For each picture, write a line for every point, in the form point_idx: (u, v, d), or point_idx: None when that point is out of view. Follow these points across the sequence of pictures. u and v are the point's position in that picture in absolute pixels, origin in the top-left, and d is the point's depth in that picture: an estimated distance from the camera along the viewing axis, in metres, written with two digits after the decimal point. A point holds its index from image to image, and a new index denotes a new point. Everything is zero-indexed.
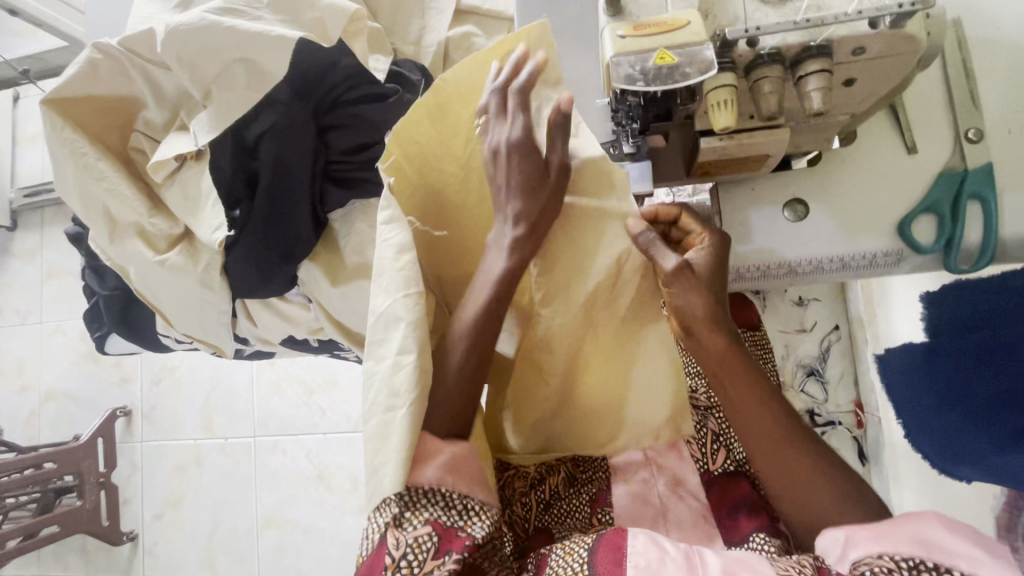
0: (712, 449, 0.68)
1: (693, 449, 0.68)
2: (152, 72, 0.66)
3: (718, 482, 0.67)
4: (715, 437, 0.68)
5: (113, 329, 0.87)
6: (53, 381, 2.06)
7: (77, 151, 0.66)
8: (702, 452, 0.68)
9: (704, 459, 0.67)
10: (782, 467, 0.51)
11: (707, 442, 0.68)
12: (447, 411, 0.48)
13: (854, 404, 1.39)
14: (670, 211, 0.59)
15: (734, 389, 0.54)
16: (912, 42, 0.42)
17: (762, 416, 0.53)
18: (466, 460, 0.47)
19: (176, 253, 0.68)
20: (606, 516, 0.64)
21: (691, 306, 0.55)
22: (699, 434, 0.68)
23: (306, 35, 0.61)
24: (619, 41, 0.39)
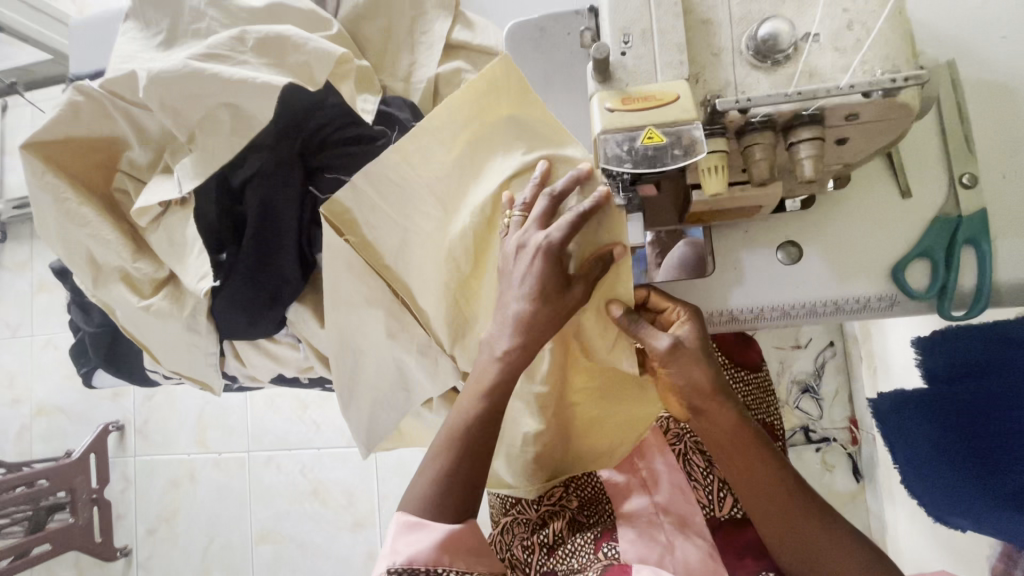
0: (719, 495, 0.72)
1: (699, 494, 0.73)
2: (135, 114, 0.65)
3: (725, 526, 0.71)
4: (721, 484, 0.72)
5: (100, 365, 0.86)
6: (45, 395, 2.04)
7: (59, 196, 0.65)
8: (708, 498, 0.72)
9: (710, 505, 0.72)
10: (792, 537, 0.55)
11: (714, 488, 0.72)
12: (451, 500, 0.52)
13: (849, 420, 1.39)
14: (641, 294, 0.60)
15: (740, 471, 0.56)
16: (905, 111, 0.41)
17: (770, 492, 0.55)
18: (463, 538, 0.51)
19: (161, 299, 0.68)
20: (611, 549, 0.66)
21: (694, 384, 0.54)
22: (706, 481, 0.73)
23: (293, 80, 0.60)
24: (607, 115, 0.38)
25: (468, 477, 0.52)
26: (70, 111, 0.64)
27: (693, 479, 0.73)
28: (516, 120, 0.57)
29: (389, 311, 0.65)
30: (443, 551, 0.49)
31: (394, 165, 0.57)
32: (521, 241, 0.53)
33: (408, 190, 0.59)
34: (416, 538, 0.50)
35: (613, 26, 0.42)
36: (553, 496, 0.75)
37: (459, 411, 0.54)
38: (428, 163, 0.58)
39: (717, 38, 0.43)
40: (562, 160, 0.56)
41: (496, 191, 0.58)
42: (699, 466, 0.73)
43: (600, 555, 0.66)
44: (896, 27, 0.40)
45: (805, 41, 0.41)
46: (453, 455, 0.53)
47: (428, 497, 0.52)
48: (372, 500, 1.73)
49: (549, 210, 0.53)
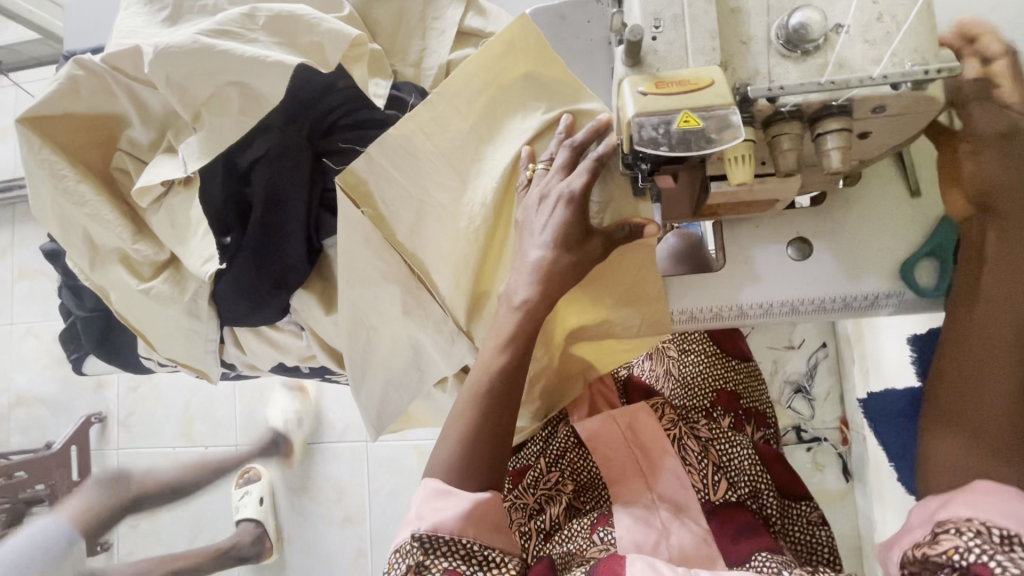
0: (714, 480, 0.72)
1: (694, 479, 0.73)
2: (138, 91, 0.63)
3: (719, 510, 0.70)
4: (716, 469, 0.73)
5: (92, 352, 0.84)
6: (24, 385, 1.98)
7: (56, 173, 0.63)
8: (702, 482, 0.72)
9: (705, 489, 0.72)
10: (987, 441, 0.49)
11: (708, 473, 0.73)
12: (470, 443, 0.53)
13: (840, 420, 1.40)
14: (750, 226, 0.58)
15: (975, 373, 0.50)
16: (930, 105, 0.42)
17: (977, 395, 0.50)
18: (489, 512, 0.51)
19: (162, 282, 0.65)
20: (607, 535, 0.67)
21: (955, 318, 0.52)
22: (700, 464, 0.73)
23: (305, 60, 0.59)
24: (641, 99, 0.38)
25: (495, 428, 0.53)
26: (70, 85, 0.61)
27: (687, 464, 0.74)
28: (535, 79, 0.57)
29: (400, 299, 0.64)
30: (467, 523, 0.50)
31: (410, 135, 0.57)
32: (544, 191, 0.54)
33: (426, 157, 0.59)
34: (443, 505, 0.50)
35: (644, 10, 0.42)
36: (551, 481, 0.76)
37: (482, 364, 0.56)
38: (446, 129, 0.58)
39: (746, 25, 0.42)
40: (584, 114, 0.57)
41: (516, 149, 0.58)
42: (693, 450, 0.74)
43: (595, 539, 0.67)
44: (926, 19, 0.40)
45: (835, 32, 0.41)
46: (475, 397, 0.54)
47: (457, 451, 0.53)
48: (363, 495, 1.71)
49: (571, 160, 0.54)
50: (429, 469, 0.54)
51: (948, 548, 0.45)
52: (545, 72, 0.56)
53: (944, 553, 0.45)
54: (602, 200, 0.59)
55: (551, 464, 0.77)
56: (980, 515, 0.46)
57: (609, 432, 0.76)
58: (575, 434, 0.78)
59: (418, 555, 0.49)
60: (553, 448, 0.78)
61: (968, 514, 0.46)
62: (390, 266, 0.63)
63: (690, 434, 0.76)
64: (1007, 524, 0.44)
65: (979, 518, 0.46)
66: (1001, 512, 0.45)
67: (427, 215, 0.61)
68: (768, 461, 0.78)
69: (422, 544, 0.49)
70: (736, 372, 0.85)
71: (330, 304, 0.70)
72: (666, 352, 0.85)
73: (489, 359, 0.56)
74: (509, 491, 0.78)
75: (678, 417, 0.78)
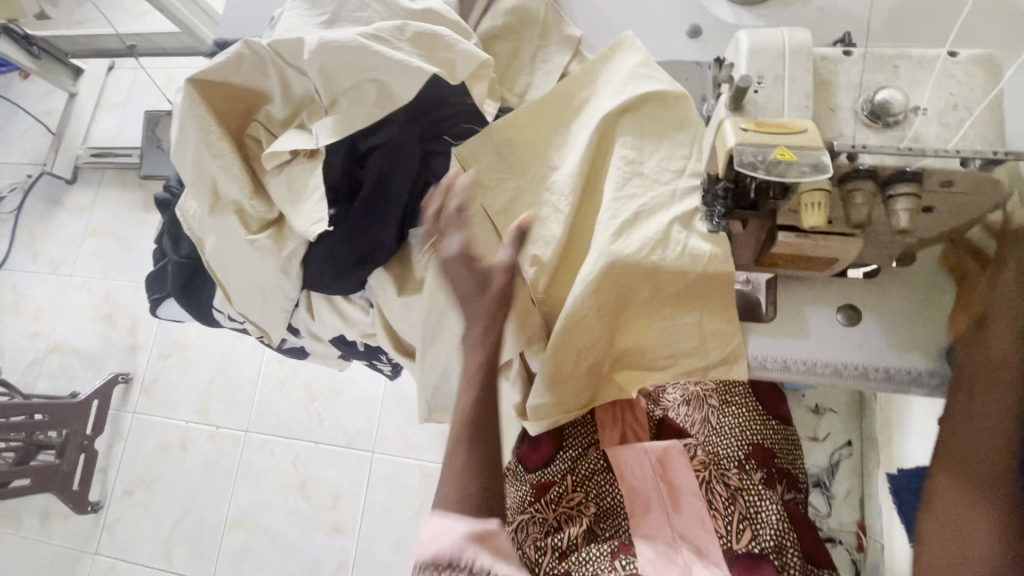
0: (737, 528, 0.73)
1: (717, 524, 0.74)
2: (289, 75, 0.74)
3: (742, 560, 0.71)
4: (741, 517, 0.73)
5: (173, 296, 0.92)
6: (65, 334, 2.07)
7: (203, 127, 0.73)
8: (726, 529, 0.73)
9: (728, 536, 0.73)
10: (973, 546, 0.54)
11: (733, 520, 0.73)
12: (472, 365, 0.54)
13: (857, 525, 1.35)
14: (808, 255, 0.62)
15: (972, 464, 0.57)
16: (993, 186, 0.47)
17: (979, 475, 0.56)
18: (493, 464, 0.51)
19: (266, 237, 0.73)
20: (629, 563, 0.68)
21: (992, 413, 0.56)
22: (726, 512, 0.74)
23: (439, 71, 0.69)
24: (742, 133, 0.44)
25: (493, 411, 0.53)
26: (236, 59, 0.73)
27: (712, 508, 0.75)
28: (634, 73, 0.73)
29: None
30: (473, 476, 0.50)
31: (520, 120, 0.74)
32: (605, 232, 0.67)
33: (528, 141, 0.74)
34: (453, 463, 0.51)
35: (748, 67, 0.49)
36: (572, 501, 0.78)
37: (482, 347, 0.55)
38: (552, 118, 0.75)
39: (835, 96, 0.49)
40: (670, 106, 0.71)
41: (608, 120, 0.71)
42: (720, 495, 0.75)
43: (617, 565, 0.68)
44: (993, 116, 0.47)
45: (913, 112, 0.48)
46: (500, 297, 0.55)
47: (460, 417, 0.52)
48: (358, 507, 1.70)
49: None
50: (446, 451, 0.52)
51: None
52: (646, 77, 0.73)
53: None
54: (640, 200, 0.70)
55: (576, 484, 0.79)
56: None
57: (638, 460, 0.78)
58: (604, 459, 0.80)
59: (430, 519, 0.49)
60: (582, 469, 0.79)
61: None
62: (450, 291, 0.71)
63: (720, 481, 0.77)
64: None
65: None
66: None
67: (518, 201, 0.72)
68: (796, 523, 0.77)
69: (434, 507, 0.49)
70: (772, 432, 0.83)
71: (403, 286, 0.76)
72: (707, 400, 0.84)
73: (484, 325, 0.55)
74: (528, 504, 0.79)
75: (710, 462, 0.79)
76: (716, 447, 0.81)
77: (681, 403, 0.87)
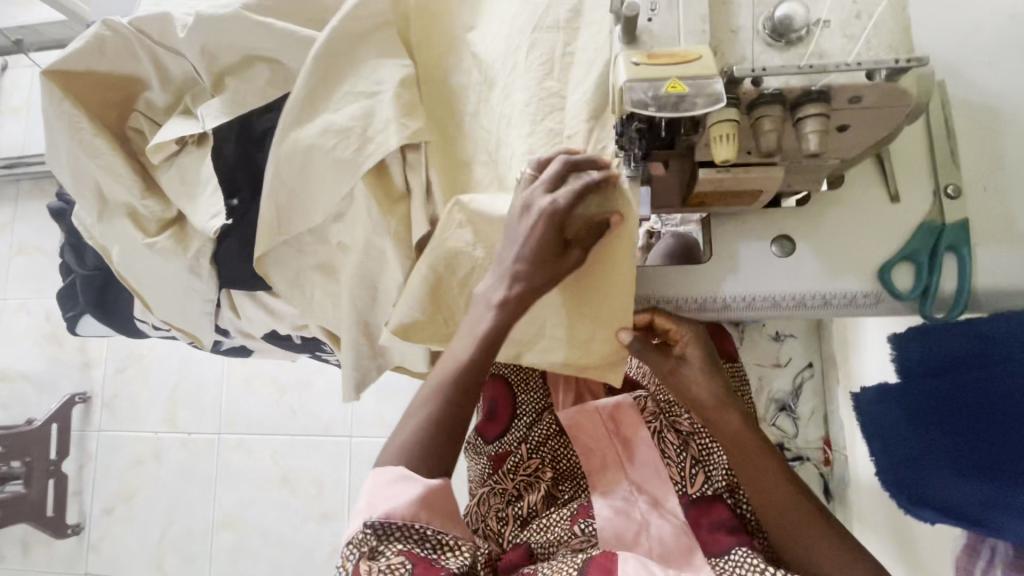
0: (691, 473, 0.74)
1: (672, 471, 0.75)
2: (161, 57, 0.66)
3: (695, 503, 0.72)
4: (694, 462, 0.74)
5: (89, 311, 0.85)
6: (10, 361, 1.96)
7: (73, 126, 0.66)
8: (680, 475, 0.75)
9: (682, 482, 0.74)
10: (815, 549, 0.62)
11: (686, 466, 0.75)
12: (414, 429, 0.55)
13: (823, 441, 1.41)
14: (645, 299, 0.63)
15: (768, 479, 0.66)
16: (902, 97, 0.45)
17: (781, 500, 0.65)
18: (444, 498, 0.54)
19: (166, 238, 0.68)
20: (588, 525, 0.71)
21: (700, 394, 0.71)
22: (678, 459, 0.75)
23: None
24: (633, 67, 0.40)
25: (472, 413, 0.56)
26: (96, 43, 0.64)
27: (666, 456, 0.76)
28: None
29: (400, 262, 0.65)
30: (422, 506, 0.52)
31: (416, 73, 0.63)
32: (527, 200, 0.54)
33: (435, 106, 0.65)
34: (397, 493, 0.52)
35: None
36: (530, 467, 0.81)
37: (441, 371, 0.56)
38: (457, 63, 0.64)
39: (736, 17, 0.46)
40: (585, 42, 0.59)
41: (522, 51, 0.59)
42: (672, 444, 0.76)
43: (576, 529, 0.71)
44: (899, 20, 0.44)
45: (817, 26, 0.45)
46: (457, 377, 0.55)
47: (452, 375, 0.56)
48: (343, 492, 1.69)
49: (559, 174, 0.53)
50: (410, 402, 0.57)
51: None
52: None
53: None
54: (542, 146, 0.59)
55: (531, 451, 0.81)
56: None
57: (591, 421, 0.81)
58: (557, 423, 0.82)
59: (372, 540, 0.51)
60: (534, 435, 0.82)
61: None
62: (474, 322, 0.57)
63: (671, 428, 0.77)
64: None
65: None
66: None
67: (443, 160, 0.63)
68: None
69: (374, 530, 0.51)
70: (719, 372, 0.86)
71: (329, 270, 0.71)
72: None
73: (459, 354, 0.56)
74: (490, 476, 0.83)
75: (661, 411, 0.80)
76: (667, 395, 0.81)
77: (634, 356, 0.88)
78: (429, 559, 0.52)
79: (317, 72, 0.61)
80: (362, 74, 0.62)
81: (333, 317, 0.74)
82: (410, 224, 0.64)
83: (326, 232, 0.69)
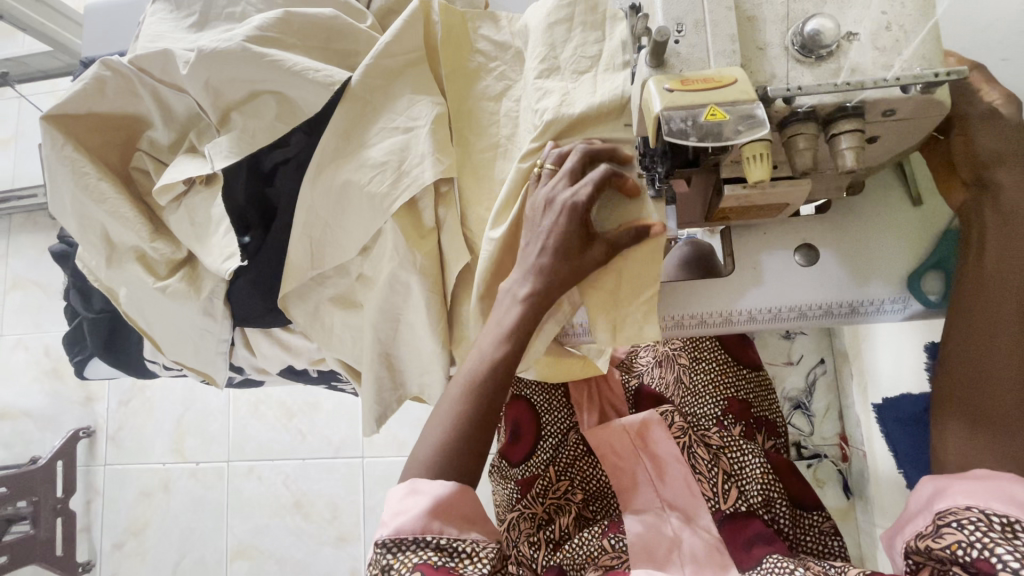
0: (724, 488, 0.73)
1: (705, 487, 0.73)
2: (162, 93, 0.64)
3: (731, 519, 0.71)
4: (726, 477, 0.74)
5: (97, 354, 0.84)
6: (11, 399, 1.92)
7: (78, 170, 0.64)
8: (713, 491, 0.73)
9: (715, 497, 0.73)
10: (1000, 402, 0.50)
11: (718, 481, 0.74)
12: (437, 440, 0.54)
13: (840, 436, 1.38)
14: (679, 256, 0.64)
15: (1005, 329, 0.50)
16: (938, 107, 0.43)
17: (996, 285, 0.51)
18: (460, 503, 0.52)
19: (178, 280, 0.66)
20: (620, 542, 0.68)
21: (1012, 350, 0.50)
22: (711, 474, 0.74)
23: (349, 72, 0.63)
24: (667, 95, 0.40)
25: (484, 422, 0.54)
26: (96, 85, 0.63)
27: (697, 472, 0.75)
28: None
29: (420, 291, 0.63)
30: (433, 518, 0.50)
31: (431, 96, 0.63)
32: (551, 195, 0.55)
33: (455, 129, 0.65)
34: (409, 504, 0.51)
35: (665, 15, 0.44)
36: (560, 490, 0.79)
37: (464, 374, 0.56)
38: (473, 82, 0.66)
39: (763, 33, 0.45)
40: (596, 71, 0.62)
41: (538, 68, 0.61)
42: (703, 458, 0.75)
43: (607, 545, 0.68)
44: (932, 32, 0.43)
45: (848, 39, 0.44)
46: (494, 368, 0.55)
47: (481, 371, 0.55)
48: (358, 514, 1.67)
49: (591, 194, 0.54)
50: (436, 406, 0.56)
51: (952, 544, 0.47)
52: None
53: (949, 548, 0.47)
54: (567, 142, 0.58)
55: (560, 473, 0.80)
56: (977, 503, 0.47)
57: (619, 439, 0.79)
58: (584, 442, 0.81)
59: (385, 558, 0.49)
60: (562, 458, 0.81)
61: (965, 503, 0.48)
62: (501, 316, 0.57)
63: (701, 442, 0.77)
64: (1005, 511, 0.46)
65: (978, 507, 0.47)
66: (999, 499, 0.46)
67: (468, 178, 0.63)
68: (779, 469, 0.78)
69: (387, 550, 0.50)
70: (745, 381, 0.86)
71: (344, 303, 0.70)
72: (677, 360, 0.87)
73: (487, 351, 0.56)
74: (517, 501, 0.80)
75: (688, 426, 0.79)
76: (692, 408, 0.83)
77: (653, 365, 0.90)
78: (446, 568, 0.48)
79: (346, 109, 0.62)
80: (397, 110, 0.63)
81: (350, 349, 0.71)
82: (428, 252, 0.63)
83: (341, 264, 0.67)
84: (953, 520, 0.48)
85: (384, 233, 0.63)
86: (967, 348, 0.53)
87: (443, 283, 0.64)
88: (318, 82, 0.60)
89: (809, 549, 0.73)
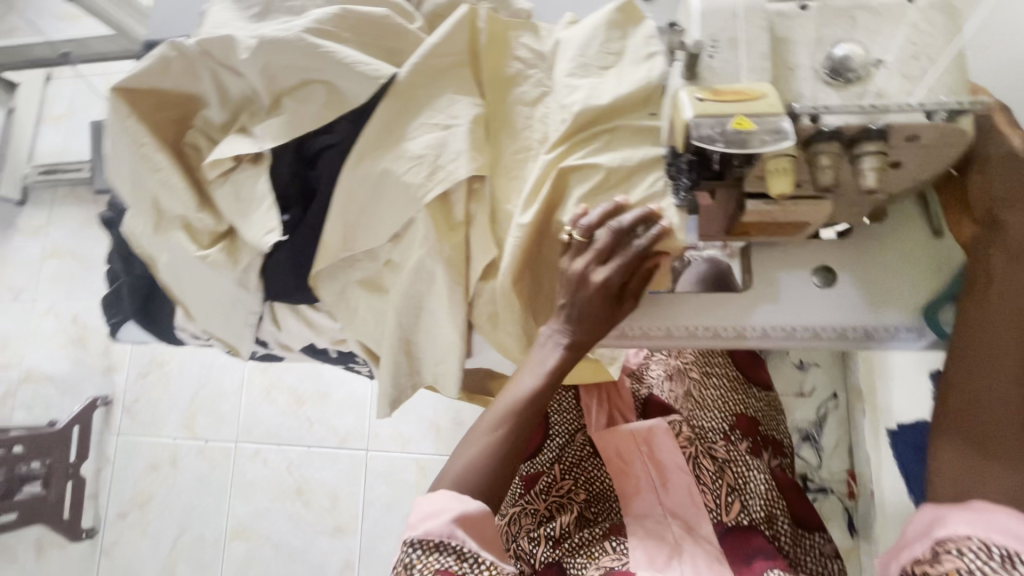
0: (727, 501, 0.74)
1: (707, 498, 0.75)
2: (222, 75, 0.69)
3: (731, 532, 0.72)
4: (729, 490, 0.75)
5: (131, 318, 0.88)
6: (36, 362, 1.98)
7: (137, 140, 0.69)
8: (716, 503, 0.74)
9: (717, 509, 0.73)
10: (998, 428, 0.50)
11: (722, 494, 0.75)
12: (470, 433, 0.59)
13: (848, 473, 1.35)
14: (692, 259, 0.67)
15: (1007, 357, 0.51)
16: (959, 137, 0.45)
17: (998, 315, 0.52)
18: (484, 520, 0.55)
19: (218, 251, 0.70)
20: (621, 544, 0.69)
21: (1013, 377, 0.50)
22: (714, 485, 0.75)
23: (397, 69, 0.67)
24: (698, 104, 0.42)
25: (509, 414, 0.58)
26: (162, 63, 0.67)
27: (701, 482, 0.76)
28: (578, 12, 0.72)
29: (445, 280, 0.66)
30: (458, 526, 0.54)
31: (471, 96, 0.67)
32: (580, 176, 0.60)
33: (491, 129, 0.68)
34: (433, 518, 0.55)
35: (702, 31, 0.47)
36: (563, 488, 0.79)
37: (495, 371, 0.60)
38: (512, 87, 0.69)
39: (794, 55, 0.47)
40: None
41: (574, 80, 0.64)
42: (708, 470, 0.77)
43: (608, 547, 0.69)
44: (957, 66, 0.45)
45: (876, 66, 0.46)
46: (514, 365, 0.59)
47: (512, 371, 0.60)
48: (357, 506, 1.68)
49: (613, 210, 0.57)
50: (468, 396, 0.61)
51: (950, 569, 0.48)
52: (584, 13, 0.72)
53: None
54: (602, 139, 0.61)
55: (565, 472, 0.81)
56: (978, 533, 0.48)
57: (625, 442, 0.80)
58: (590, 444, 0.83)
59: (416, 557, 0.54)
60: (568, 457, 0.82)
61: (966, 531, 0.48)
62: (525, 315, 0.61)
63: (707, 454, 0.78)
64: (1006, 543, 0.46)
65: (978, 536, 0.47)
66: (1001, 531, 0.47)
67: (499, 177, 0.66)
68: (783, 487, 0.79)
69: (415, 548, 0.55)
70: (755, 400, 0.86)
71: (370, 287, 0.73)
72: (688, 373, 0.87)
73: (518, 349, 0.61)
74: (519, 495, 0.80)
75: (695, 437, 0.80)
76: (700, 421, 0.82)
77: (663, 378, 0.91)
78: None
79: (390, 102, 0.66)
80: (438, 107, 0.66)
81: (371, 331, 0.74)
82: (455, 243, 0.66)
83: (371, 249, 0.71)
84: (953, 548, 0.48)
85: (416, 222, 0.66)
86: (970, 375, 0.53)
87: (466, 274, 0.67)
88: (367, 75, 0.64)
89: (810, 569, 0.74)
